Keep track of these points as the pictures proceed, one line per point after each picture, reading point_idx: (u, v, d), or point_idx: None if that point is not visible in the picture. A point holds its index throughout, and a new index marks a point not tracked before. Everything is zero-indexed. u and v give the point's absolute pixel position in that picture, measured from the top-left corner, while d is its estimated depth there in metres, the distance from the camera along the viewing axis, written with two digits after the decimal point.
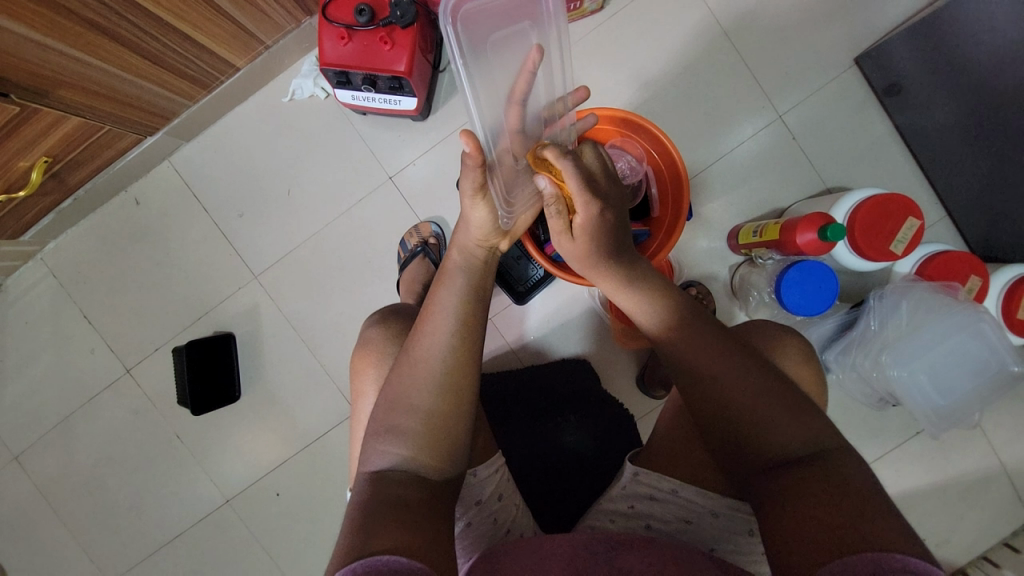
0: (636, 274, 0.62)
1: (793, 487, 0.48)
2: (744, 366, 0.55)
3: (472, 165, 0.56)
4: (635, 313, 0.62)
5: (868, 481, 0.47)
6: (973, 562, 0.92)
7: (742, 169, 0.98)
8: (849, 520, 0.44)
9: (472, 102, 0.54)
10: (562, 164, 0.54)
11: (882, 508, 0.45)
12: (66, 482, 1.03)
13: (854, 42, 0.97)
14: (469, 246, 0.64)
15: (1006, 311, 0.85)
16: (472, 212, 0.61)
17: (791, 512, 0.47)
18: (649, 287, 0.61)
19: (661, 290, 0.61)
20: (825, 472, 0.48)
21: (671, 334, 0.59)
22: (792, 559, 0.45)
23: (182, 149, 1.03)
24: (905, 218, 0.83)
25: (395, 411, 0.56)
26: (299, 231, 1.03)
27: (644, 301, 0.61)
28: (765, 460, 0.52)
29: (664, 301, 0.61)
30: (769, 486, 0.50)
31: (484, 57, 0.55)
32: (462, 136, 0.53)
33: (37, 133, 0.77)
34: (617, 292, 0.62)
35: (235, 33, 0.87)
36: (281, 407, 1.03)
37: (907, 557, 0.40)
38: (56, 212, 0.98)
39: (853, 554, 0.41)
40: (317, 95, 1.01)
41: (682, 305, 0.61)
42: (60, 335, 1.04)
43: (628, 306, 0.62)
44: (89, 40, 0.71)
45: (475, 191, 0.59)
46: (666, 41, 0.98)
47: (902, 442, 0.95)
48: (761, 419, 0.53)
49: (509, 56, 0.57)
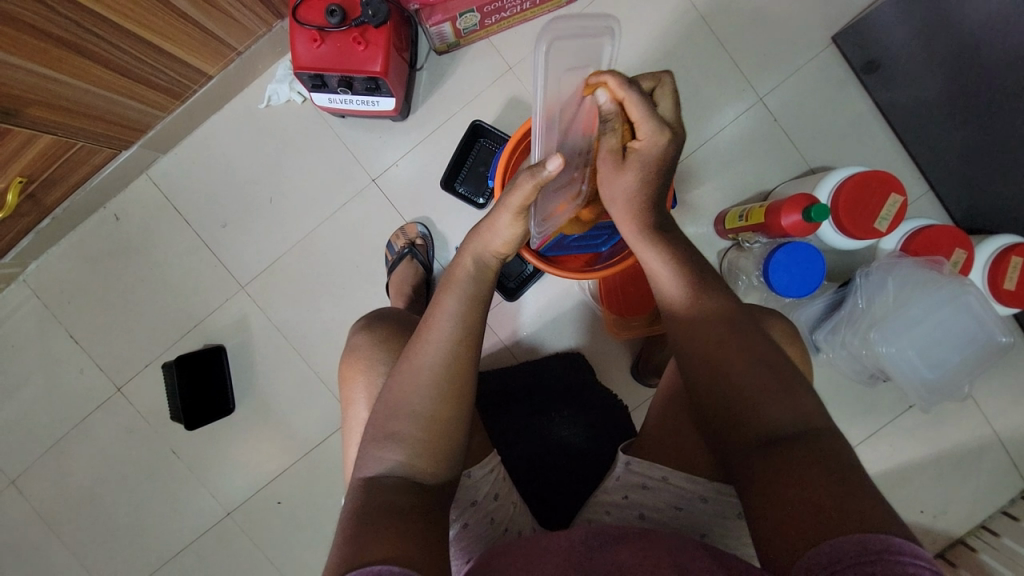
0: (666, 233, 0.63)
1: (778, 472, 0.48)
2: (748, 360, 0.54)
3: (535, 181, 0.54)
4: (660, 272, 0.61)
5: (857, 466, 0.48)
6: (971, 530, 0.94)
7: (725, 153, 0.98)
8: (838, 503, 0.44)
9: (538, 113, 0.52)
10: (627, 93, 0.58)
11: (870, 492, 0.45)
12: (64, 503, 1.03)
13: (832, 19, 0.96)
14: (485, 255, 0.63)
15: (993, 283, 0.86)
16: (504, 227, 0.61)
17: (781, 494, 0.47)
18: (679, 247, 0.61)
19: (693, 255, 0.61)
20: (815, 458, 0.48)
21: (696, 302, 0.58)
22: (777, 550, 0.45)
23: (159, 161, 1.02)
24: (889, 196, 0.83)
25: (394, 418, 0.56)
26: (284, 239, 1.02)
27: (673, 259, 0.60)
28: (755, 444, 0.52)
29: (694, 262, 0.61)
30: (757, 468, 0.50)
31: (555, 78, 0.54)
32: (553, 158, 0.51)
33: (10, 152, 0.76)
34: (647, 249, 0.63)
35: (205, 40, 0.86)
36: (277, 416, 1.02)
37: (893, 538, 0.41)
38: (35, 232, 0.96)
39: (840, 538, 0.42)
40: (294, 100, 1.00)
41: (703, 266, 0.61)
42: (48, 357, 1.03)
43: (655, 265, 0.61)
44: (55, 56, 0.70)
45: (519, 210, 0.58)
46: (644, 28, 0.97)
47: (896, 417, 0.96)
48: (757, 405, 0.52)
49: (570, 82, 0.57)
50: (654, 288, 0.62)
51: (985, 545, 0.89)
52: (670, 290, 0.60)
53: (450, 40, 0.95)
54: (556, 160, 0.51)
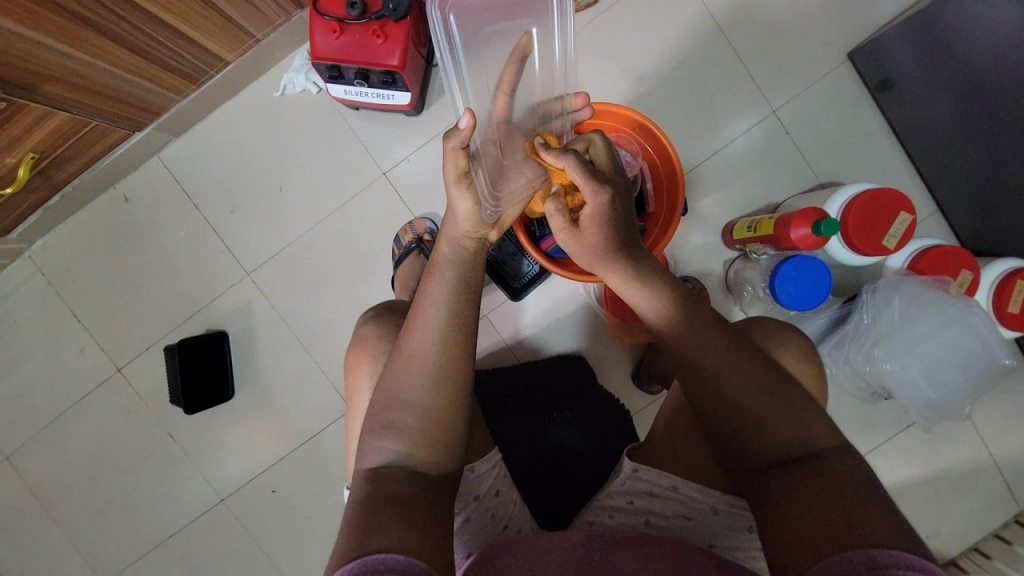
0: (642, 267, 0.63)
1: (791, 488, 0.49)
2: (734, 363, 0.55)
3: (449, 152, 0.57)
4: (644, 307, 0.62)
5: (867, 479, 0.48)
6: (963, 552, 0.94)
7: (736, 164, 0.98)
8: (849, 517, 0.44)
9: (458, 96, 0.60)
10: (562, 155, 0.58)
11: (880, 505, 0.45)
12: (58, 482, 1.02)
13: (848, 36, 0.97)
14: (458, 237, 0.63)
15: (997, 305, 0.86)
16: (457, 203, 0.61)
17: (793, 508, 0.47)
18: (655, 276, 0.62)
19: (666, 279, 0.63)
20: (823, 474, 0.48)
21: (681, 323, 0.60)
22: (788, 561, 0.45)
23: (171, 144, 1.02)
24: (898, 214, 0.83)
25: (391, 407, 0.56)
26: (292, 228, 1.02)
27: (655, 292, 0.62)
28: (766, 458, 0.52)
29: (669, 293, 0.62)
30: (771, 483, 0.51)
31: (471, 52, 0.61)
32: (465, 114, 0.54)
33: (25, 128, 0.76)
34: (627, 287, 0.63)
35: (224, 26, 0.86)
36: (276, 405, 1.02)
37: (899, 552, 0.40)
38: (43, 209, 0.96)
39: (849, 551, 0.42)
40: (309, 90, 1.00)
41: (678, 288, 0.63)
42: (49, 334, 1.02)
43: (635, 300, 0.63)
44: (74, 33, 0.70)
45: (459, 179, 0.59)
46: (661, 36, 0.98)
47: (895, 435, 0.96)
48: (764, 416, 0.53)
49: (496, 50, 0.62)
50: (646, 319, 0.64)
51: (977, 567, 0.89)
52: (649, 315, 0.62)
53: None
54: (464, 118, 0.54)
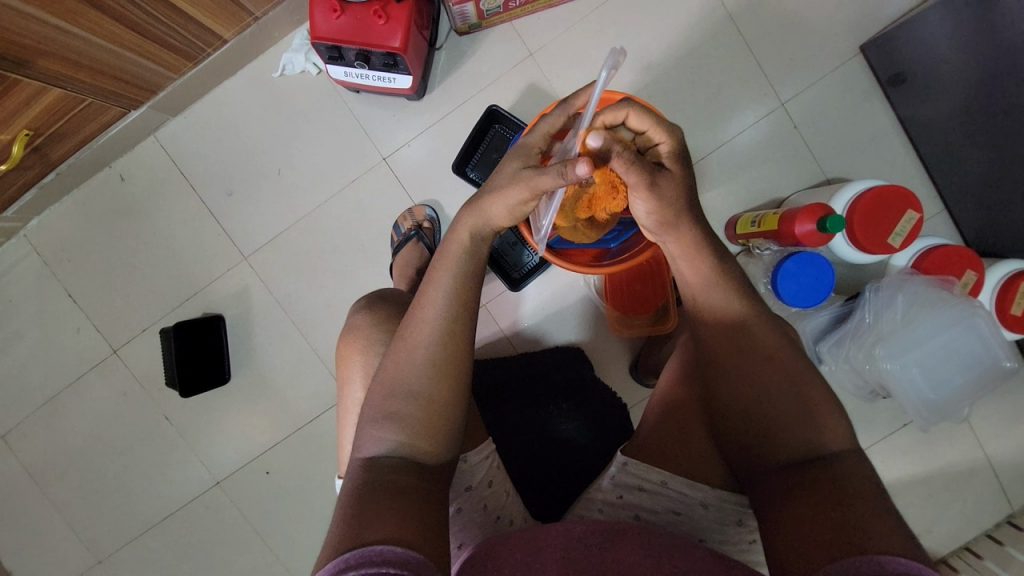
0: (704, 238, 0.59)
1: (802, 491, 0.49)
2: (780, 347, 0.55)
3: (568, 179, 0.54)
4: (702, 282, 0.58)
5: (874, 486, 0.48)
6: (955, 551, 0.94)
7: (741, 156, 0.97)
8: (860, 522, 0.44)
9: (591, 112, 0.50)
10: (626, 105, 0.57)
11: (888, 515, 0.45)
12: (53, 461, 1.03)
13: (862, 28, 0.95)
14: (476, 228, 0.60)
15: (1000, 307, 0.85)
16: (511, 198, 0.59)
17: (802, 513, 0.47)
18: (717, 250, 0.59)
19: (716, 245, 0.59)
20: (833, 479, 0.48)
21: (734, 314, 0.56)
22: (795, 560, 0.45)
23: (168, 124, 1.00)
24: (906, 211, 0.82)
25: (391, 397, 0.54)
26: (290, 212, 1.00)
27: (716, 271, 0.58)
28: (777, 464, 0.52)
29: (724, 266, 0.58)
30: (783, 486, 0.50)
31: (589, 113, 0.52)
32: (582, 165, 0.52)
33: (18, 104, 0.74)
34: (689, 251, 0.59)
35: (223, 4, 0.83)
36: (273, 390, 1.02)
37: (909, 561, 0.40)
38: (37, 187, 0.95)
39: (856, 556, 0.42)
40: (309, 71, 0.98)
41: (734, 269, 0.59)
42: (44, 314, 1.02)
43: (701, 272, 0.58)
44: (69, 8, 0.68)
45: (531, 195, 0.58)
46: (670, 23, 0.96)
47: (891, 434, 0.96)
48: (776, 420, 0.53)
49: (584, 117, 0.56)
50: (703, 302, 0.58)
51: (966, 566, 0.89)
52: (708, 295, 0.58)
53: (472, 20, 0.93)
54: (594, 136, 0.55)
